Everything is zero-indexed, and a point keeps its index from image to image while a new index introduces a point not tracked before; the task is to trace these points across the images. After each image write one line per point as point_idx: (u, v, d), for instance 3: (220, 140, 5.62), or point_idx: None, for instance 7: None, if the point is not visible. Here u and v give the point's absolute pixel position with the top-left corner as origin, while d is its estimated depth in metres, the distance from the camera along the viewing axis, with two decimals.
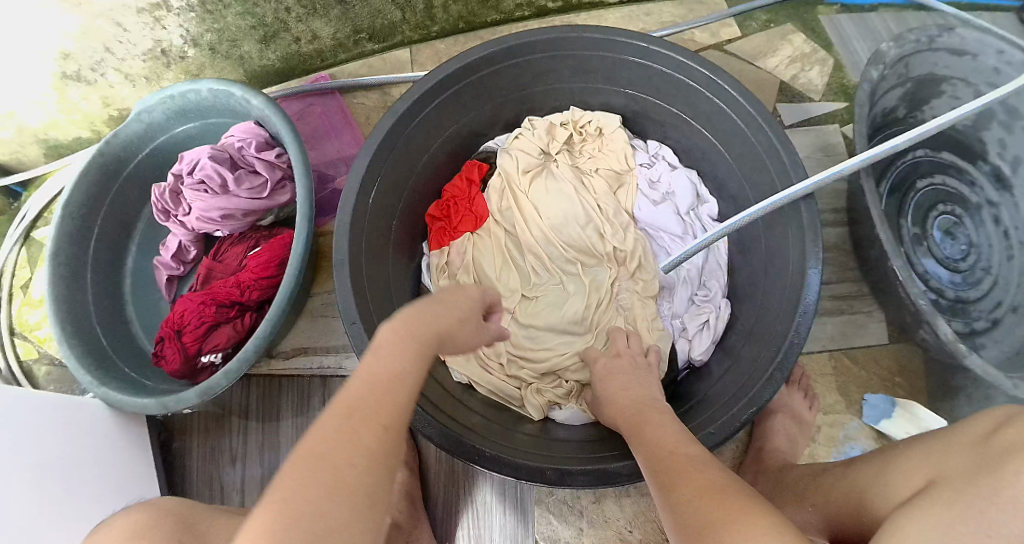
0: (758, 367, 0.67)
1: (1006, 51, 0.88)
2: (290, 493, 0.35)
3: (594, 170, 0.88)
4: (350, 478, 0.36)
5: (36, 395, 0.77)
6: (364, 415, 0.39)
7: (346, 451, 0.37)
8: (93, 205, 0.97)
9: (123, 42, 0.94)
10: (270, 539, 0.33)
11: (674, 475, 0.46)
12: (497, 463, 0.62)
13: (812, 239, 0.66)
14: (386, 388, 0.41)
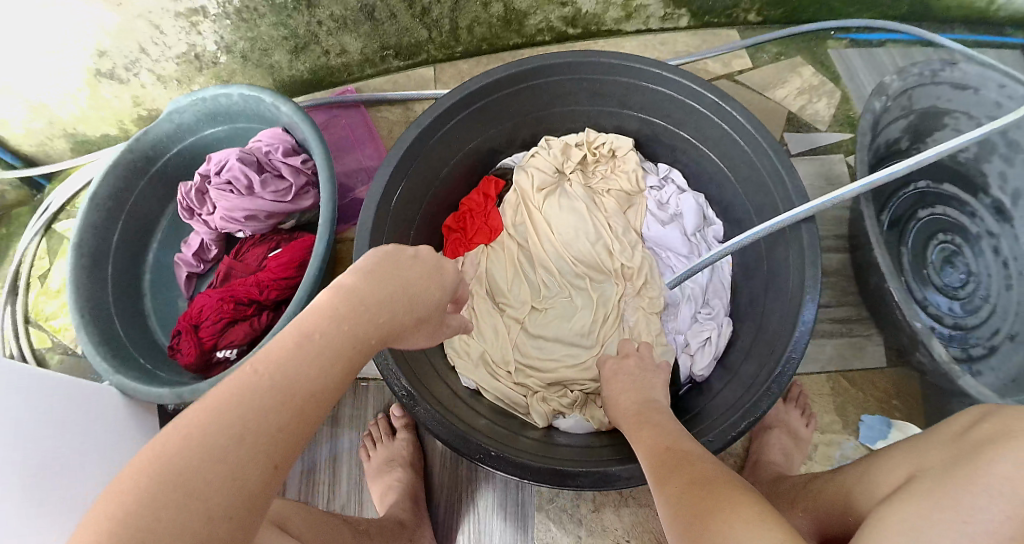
0: (757, 380, 0.70)
1: (1008, 86, 0.92)
2: (141, 501, 0.35)
3: (606, 190, 0.91)
4: (209, 502, 0.36)
5: (55, 379, 0.80)
6: (249, 452, 0.38)
7: (222, 499, 0.37)
8: (119, 199, 1.00)
9: (158, 45, 0.98)
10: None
11: (670, 467, 0.50)
12: (503, 462, 0.64)
13: (812, 260, 0.69)
14: (290, 425, 0.40)
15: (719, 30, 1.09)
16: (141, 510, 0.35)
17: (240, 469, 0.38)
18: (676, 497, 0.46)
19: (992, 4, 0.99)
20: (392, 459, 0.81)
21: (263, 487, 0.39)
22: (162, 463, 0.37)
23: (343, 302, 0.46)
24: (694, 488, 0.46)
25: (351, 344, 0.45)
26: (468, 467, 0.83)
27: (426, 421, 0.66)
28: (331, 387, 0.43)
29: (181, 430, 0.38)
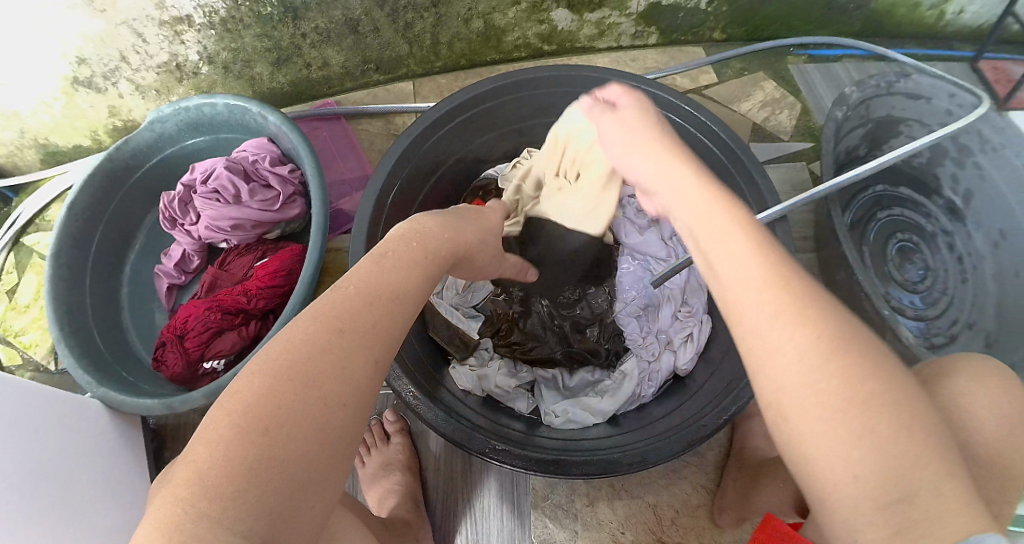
0: (740, 370, 0.73)
1: (958, 94, 0.98)
2: (263, 397, 0.39)
3: None
4: (330, 395, 0.41)
5: (43, 394, 0.79)
6: (356, 349, 0.43)
7: (340, 387, 0.41)
8: (98, 209, 0.99)
9: (139, 53, 0.98)
10: (243, 430, 0.38)
11: (767, 346, 0.38)
12: (507, 455, 0.68)
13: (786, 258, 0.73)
14: (381, 323, 0.46)
15: (686, 47, 1.14)
16: (263, 408, 0.39)
17: (347, 361, 0.42)
18: (803, 395, 0.37)
19: (940, 19, 1.08)
20: (389, 464, 0.82)
21: (370, 378, 0.44)
22: (276, 362, 0.41)
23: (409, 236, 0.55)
24: (830, 382, 0.36)
25: (423, 274, 0.52)
26: (462, 469, 0.85)
27: (429, 420, 0.69)
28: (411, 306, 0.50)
29: (287, 338, 0.42)
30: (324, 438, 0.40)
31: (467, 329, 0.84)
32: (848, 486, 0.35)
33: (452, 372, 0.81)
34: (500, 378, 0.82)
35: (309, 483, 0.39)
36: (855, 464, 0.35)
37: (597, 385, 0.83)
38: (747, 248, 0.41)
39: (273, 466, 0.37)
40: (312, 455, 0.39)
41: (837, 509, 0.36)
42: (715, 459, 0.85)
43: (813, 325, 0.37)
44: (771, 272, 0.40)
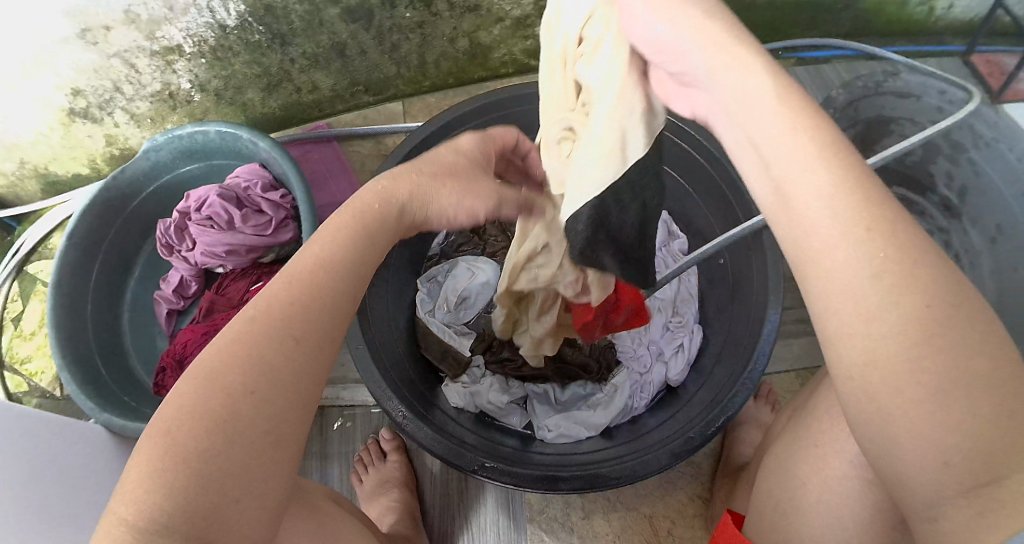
0: (727, 380, 0.74)
1: (948, 91, 0.97)
2: (180, 409, 0.38)
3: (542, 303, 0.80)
4: (244, 397, 0.38)
5: (46, 421, 0.80)
6: (264, 334, 0.41)
7: (253, 380, 0.39)
8: (96, 237, 1.01)
9: (132, 83, 1.00)
10: (162, 442, 0.36)
11: (847, 319, 0.35)
12: (497, 472, 0.69)
13: (774, 266, 0.74)
14: (296, 300, 0.43)
15: None
16: (180, 421, 0.37)
17: (255, 351, 0.40)
18: (888, 375, 0.34)
19: (929, 15, 1.04)
20: (387, 481, 0.82)
21: (285, 362, 0.41)
22: (197, 372, 0.39)
23: (345, 221, 0.49)
24: (933, 360, 0.33)
25: (354, 261, 0.48)
26: (458, 487, 0.85)
27: (422, 440, 0.69)
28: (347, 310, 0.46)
29: (212, 349, 0.40)
30: (226, 432, 0.37)
31: (460, 346, 0.85)
32: (927, 471, 0.34)
33: (446, 390, 0.82)
34: (493, 395, 0.82)
35: (225, 475, 0.37)
36: (944, 450, 0.32)
37: (589, 398, 0.83)
38: (835, 187, 0.35)
39: (178, 465, 0.36)
40: (220, 451, 0.37)
41: (917, 492, 0.35)
42: (710, 469, 0.85)
43: (919, 294, 0.33)
44: (873, 227, 0.34)
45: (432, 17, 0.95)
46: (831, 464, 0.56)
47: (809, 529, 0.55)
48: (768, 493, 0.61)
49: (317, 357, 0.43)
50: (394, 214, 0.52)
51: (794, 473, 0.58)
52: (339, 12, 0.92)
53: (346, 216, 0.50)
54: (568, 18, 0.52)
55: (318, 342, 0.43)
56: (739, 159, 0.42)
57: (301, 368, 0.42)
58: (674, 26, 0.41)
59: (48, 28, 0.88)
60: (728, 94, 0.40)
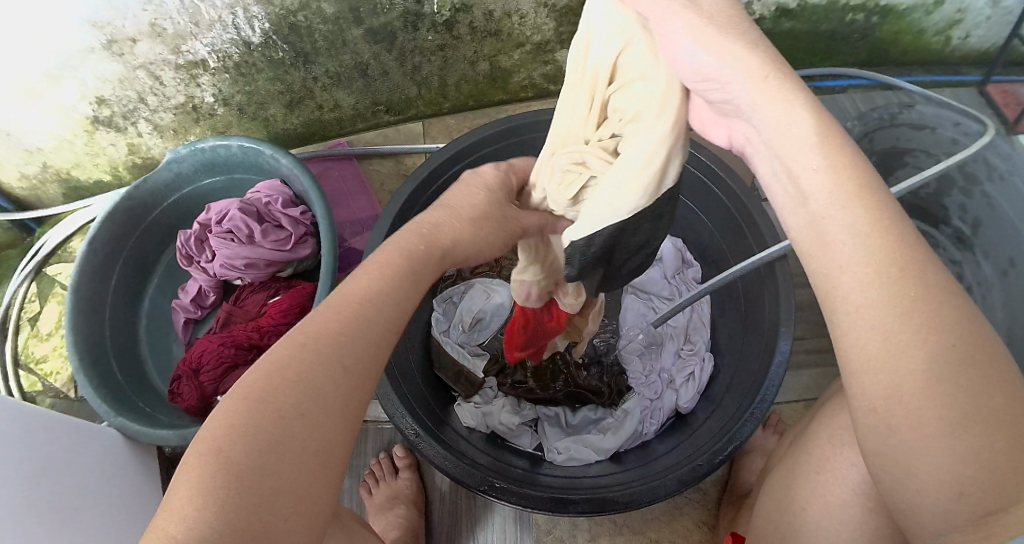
0: (737, 409, 0.75)
1: (964, 123, 0.95)
2: (226, 430, 0.37)
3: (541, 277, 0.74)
4: (294, 426, 0.39)
5: (59, 420, 0.82)
6: (319, 361, 0.41)
7: (303, 408, 0.40)
8: (117, 244, 1.03)
9: (157, 94, 1.02)
10: (212, 457, 0.36)
11: (875, 355, 0.35)
12: (506, 493, 0.70)
13: (787, 297, 0.75)
14: (348, 329, 0.44)
15: None
16: (234, 443, 0.37)
17: (306, 375, 0.40)
18: (915, 407, 0.35)
19: (946, 45, 1.06)
20: (396, 497, 0.83)
21: (335, 388, 0.42)
22: (244, 387, 0.39)
23: (399, 255, 0.50)
24: (954, 393, 0.34)
25: (400, 294, 0.49)
26: (467, 505, 0.86)
27: (432, 458, 0.70)
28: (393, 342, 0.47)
29: (258, 372, 0.40)
30: (279, 449, 0.38)
31: (473, 368, 0.87)
32: (939, 499, 0.35)
33: (458, 409, 0.83)
34: (504, 416, 0.83)
35: (278, 494, 0.37)
36: (957, 482, 0.34)
37: (600, 422, 0.84)
38: (870, 224, 0.36)
39: (235, 479, 0.36)
40: (271, 469, 0.37)
41: (926, 518, 0.37)
42: (716, 496, 0.86)
43: (946, 331, 0.34)
44: (902, 266, 0.35)
45: (453, 41, 0.96)
46: (832, 490, 0.56)
47: None
48: (767, 519, 0.62)
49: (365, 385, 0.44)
50: (437, 252, 0.53)
51: (795, 496, 0.59)
52: (362, 33, 0.93)
53: (399, 251, 0.50)
54: (599, 46, 0.50)
55: (363, 370, 0.44)
56: (774, 195, 0.42)
57: (348, 387, 0.42)
58: (720, 58, 0.40)
59: (74, 38, 0.89)
60: (769, 129, 0.40)
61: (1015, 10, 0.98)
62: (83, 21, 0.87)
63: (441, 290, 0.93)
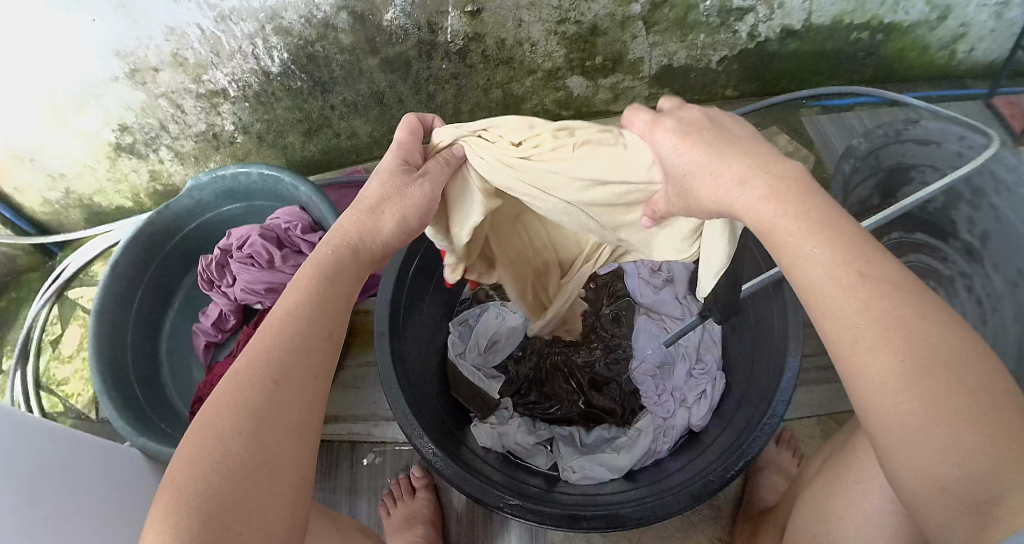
0: (747, 425, 0.76)
1: (968, 137, 0.98)
2: (186, 462, 0.43)
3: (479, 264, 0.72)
4: (236, 442, 0.44)
5: (85, 437, 0.84)
6: (246, 380, 0.46)
7: (235, 423, 0.44)
8: (139, 268, 1.06)
9: (178, 123, 1.06)
10: (176, 489, 0.42)
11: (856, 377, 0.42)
12: (521, 510, 0.71)
13: (796, 319, 0.77)
14: (270, 345, 0.48)
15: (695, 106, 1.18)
16: (184, 473, 0.43)
17: (238, 393, 0.46)
18: (912, 414, 0.40)
19: (951, 59, 1.09)
20: (413, 517, 0.84)
21: (266, 402, 0.46)
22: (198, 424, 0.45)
23: (311, 273, 0.54)
24: (918, 401, 0.39)
25: (321, 301, 0.52)
26: (483, 524, 0.87)
27: (447, 475, 0.72)
28: (325, 345, 0.51)
29: (207, 408, 0.46)
30: (221, 472, 0.43)
31: (489, 389, 0.89)
32: (932, 497, 0.40)
33: (475, 430, 0.84)
34: (521, 435, 0.85)
35: (232, 510, 0.41)
36: (945, 478, 0.39)
37: (614, 441, 0.86)
38: (840, 263, 0.43)
39: (187, 502, 0.41)
40: (216, 489, 0.42)
41: (933, 519, 0.41)
42: (731, 512, 0.87)
43: (892, 350, 0.40)
44: (861, 296, 0.42)
45: (466, 69, 0.99)
46: (868, 501, 0.59)
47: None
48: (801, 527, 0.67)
49: (297, 394, 0.48)
50: (357, 255, 0.56)
51: (834, 508, 0.63)
52: (377, 62, 0.97)
53: (311, 267, 0.54)
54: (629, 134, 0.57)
55: (295, 375, 0.48)
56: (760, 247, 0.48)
57: (281, 399, 0.47)
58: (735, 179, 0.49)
59: (100, 67, 0.93)
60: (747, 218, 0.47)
61: (1018, 22, 1.02)
62: (108, 50, 0.91)
63: (458, 313, 0.96)
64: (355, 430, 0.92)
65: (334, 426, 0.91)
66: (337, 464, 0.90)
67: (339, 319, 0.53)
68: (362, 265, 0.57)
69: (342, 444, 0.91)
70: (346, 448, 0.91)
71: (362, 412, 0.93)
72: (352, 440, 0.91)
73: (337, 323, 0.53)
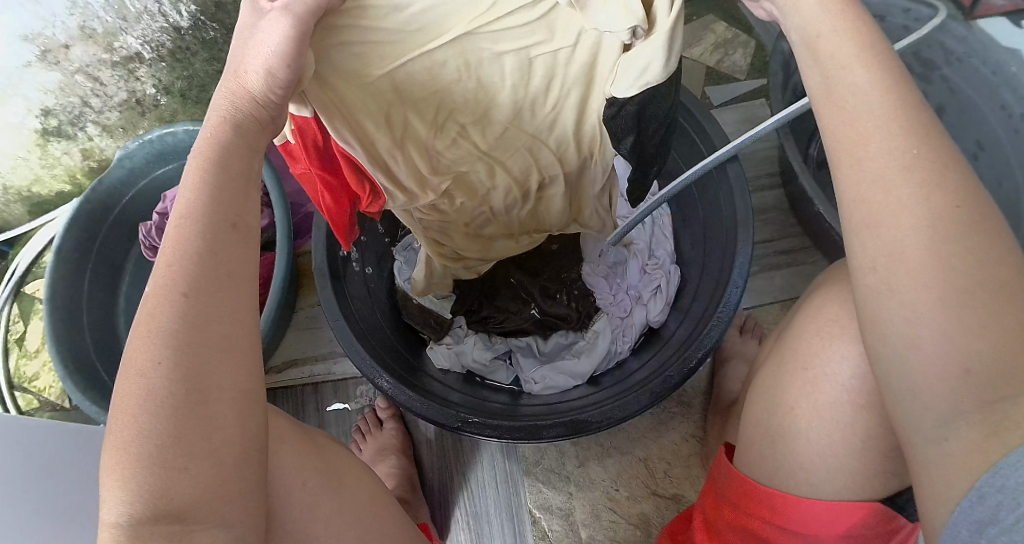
0: (704, 312, 0.76)
1: (912, 8, 0.98)
2: (132, 411, 0.34)
3: (448, 167, 0.62)
4: (156, 384, 0.35)
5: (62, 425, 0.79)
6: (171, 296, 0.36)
7: (145, 363, 0.35)
8: (84, 250, 1.04)
9: (99, 95, 1.02)
10: (125, 446, 0.34)
11: (881, 205, 0.37)
12: (480, 427, 0.71)
13: (742, 196, 0.75)
14: (176, 263, 0.37)
15: None
16: (126, 428, 0.34)
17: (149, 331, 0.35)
18: (910, 266, 0.36)
19: None
20: (384, 448, 0.86)
21: (184, 318, 0.36)
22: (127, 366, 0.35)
23: (197, 168, 0.40)
24: (963, 257, 0.35)
25: (234, 200, 0.40)
26: (455, 449, 0.89)
27: (408, 404, 0.72)
28: (228, 234, 0.39)
29: (136, 342, 0.35)
30: (152, 411, 0.34)
31: (440, 310, 0.88)
32: (946, 378, 0.36)
33: (430, 353, 0.85)
34: (477, 353, 0.86)
35: (172, 449, 0.34)
36: (966, 357, 0.35)
37: (573, 346, 0.87)
38: (845, 21, 0.39)
39: (136, 441, 0.34)
40: (162, 437, 0.34)
41: (930, 404, 0.37)
42: (700, 407, 0.89)
43: (950, 194, 0.35)
44: (907, 126, 0.37)
45: None
46: (821, 388, 0.57)
47: (800, 452, 0.58)
48: (756, 422, 0.64)
49: (223, 312, 0.37)
50: (249, 146, 0.43)
51: (782, 399, 0.61)
52: None
53: (195, 162, 0.40)
54: None
55: (210, 288, 0.37)
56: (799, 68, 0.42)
57: (211, 307, 0.37)
58: None
59: (9, 54, 0.91)
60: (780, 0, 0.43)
61: None
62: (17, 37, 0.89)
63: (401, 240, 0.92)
64: (315, 372, 0.93)
65: (293, 369, 0.92)
66: (303, 409, 0.91)
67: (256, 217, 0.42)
68: (259, 159, 0.44)
69: (305, 389, 0.92)
70: (308, 390, 0.92)
71: (320, 352, 0.94)
72: (314, 382, 0.92)
73: (246, 210, 0.41)
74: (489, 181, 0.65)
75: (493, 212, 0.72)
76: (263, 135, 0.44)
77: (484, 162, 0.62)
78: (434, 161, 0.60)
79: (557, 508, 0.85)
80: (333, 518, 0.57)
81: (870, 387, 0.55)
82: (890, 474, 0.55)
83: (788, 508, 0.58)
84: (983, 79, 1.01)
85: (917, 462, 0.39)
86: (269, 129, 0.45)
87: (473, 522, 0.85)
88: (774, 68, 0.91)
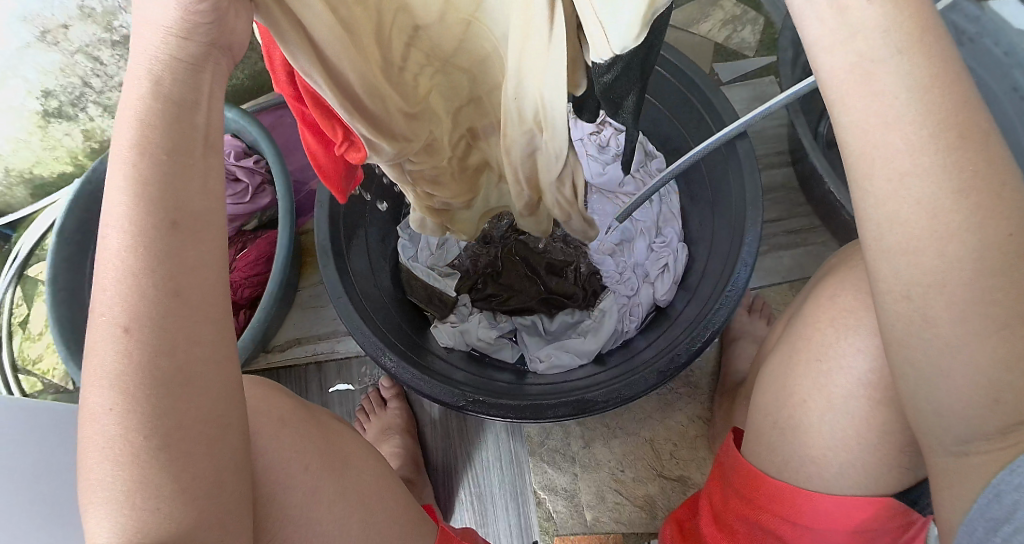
0: (711, 294, 0.74)
1: None
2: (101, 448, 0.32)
3: (423, 96, 0.56)
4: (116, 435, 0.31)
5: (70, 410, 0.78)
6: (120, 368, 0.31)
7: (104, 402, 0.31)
8: (86, 233, 1.03)
9: (99, 75, 1.01)
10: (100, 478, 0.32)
11: (918, 237, 0.31)
12: (484, 407, 0.70)
13: (751, 170, 0.74)
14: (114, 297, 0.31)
15: None
16: (101, 464, 0.32)
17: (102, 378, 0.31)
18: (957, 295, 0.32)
19: None
20: (388, 428, 0.86)
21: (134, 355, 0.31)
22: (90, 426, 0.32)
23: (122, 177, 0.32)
24: (1007, 291, 0.31)
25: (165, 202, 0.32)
26: (458, 426, 0.89)
27: (411, 383, 0.71)
28: (170, 237, 0.32)
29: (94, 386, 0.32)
30: (119, 452, 0.31)
31: (444, 288, 0.88)
32: (970, 402, 0.34)
33: (435, 332, 0.84)
34: (482, 331, 0.85)
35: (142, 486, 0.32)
36: (995, 387, 0.33)
37: (578, 325, 0.86)
38: None
39: (109, 477, 0.32)
40: (133, 475, 0.31)
41: (951, 410, 0.35)
42: (708, 389, 0.88)
43: (1004, 221, 0.31)
44: None
45: None
46: (835, 382, 0.56)
47: (811, 446, 0.57)
48: (764, 412, 0.62)
49: (195, 333, 0.32)
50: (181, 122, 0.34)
51: (792, 389, 0.59)
52: None
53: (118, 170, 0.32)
54: None
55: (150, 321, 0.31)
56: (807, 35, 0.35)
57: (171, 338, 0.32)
58: None
59: (8, 35, 0.90)
60: None
61: None
62: (16, 18, 0.88)
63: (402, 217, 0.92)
64: (319, 350, 0.93)
65: (297, 348, 0.92)
66: (308, 384, 0.92)
67: (211, 201, 0.34)
68: (201, 114, 0.35)
69: (308, 367, 0.93)
70: (313, 369, 0.92)
71: (323, 331, 0.93)
72: (318, 360, 0.92)
73: (189, 195, 0.33)
74: (469, 94, 0.58)
75: (474, 135, 0.65)
76: (198, 76, 0.35)
77: (467, 76, 0.55)
78: (409, 93, 0.54)
79: (563, 489, 0.85)
80: (336, 501, 0.56)
81: (884, 381, 0.54)
82: (903, 467, 0.54)
83: (798, 504, 0.57)
84: (995, 60, 0.99)
85: (941, 473, 0.38)
86: (209, 63, 0.35)
87: (476, 503, 0.85)
88: (783, 44, 0.90)
